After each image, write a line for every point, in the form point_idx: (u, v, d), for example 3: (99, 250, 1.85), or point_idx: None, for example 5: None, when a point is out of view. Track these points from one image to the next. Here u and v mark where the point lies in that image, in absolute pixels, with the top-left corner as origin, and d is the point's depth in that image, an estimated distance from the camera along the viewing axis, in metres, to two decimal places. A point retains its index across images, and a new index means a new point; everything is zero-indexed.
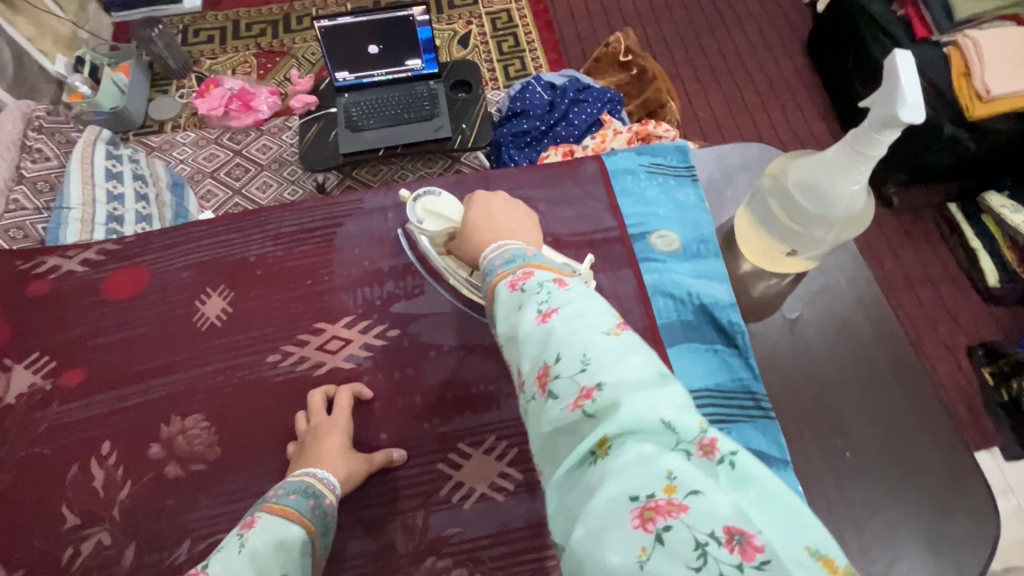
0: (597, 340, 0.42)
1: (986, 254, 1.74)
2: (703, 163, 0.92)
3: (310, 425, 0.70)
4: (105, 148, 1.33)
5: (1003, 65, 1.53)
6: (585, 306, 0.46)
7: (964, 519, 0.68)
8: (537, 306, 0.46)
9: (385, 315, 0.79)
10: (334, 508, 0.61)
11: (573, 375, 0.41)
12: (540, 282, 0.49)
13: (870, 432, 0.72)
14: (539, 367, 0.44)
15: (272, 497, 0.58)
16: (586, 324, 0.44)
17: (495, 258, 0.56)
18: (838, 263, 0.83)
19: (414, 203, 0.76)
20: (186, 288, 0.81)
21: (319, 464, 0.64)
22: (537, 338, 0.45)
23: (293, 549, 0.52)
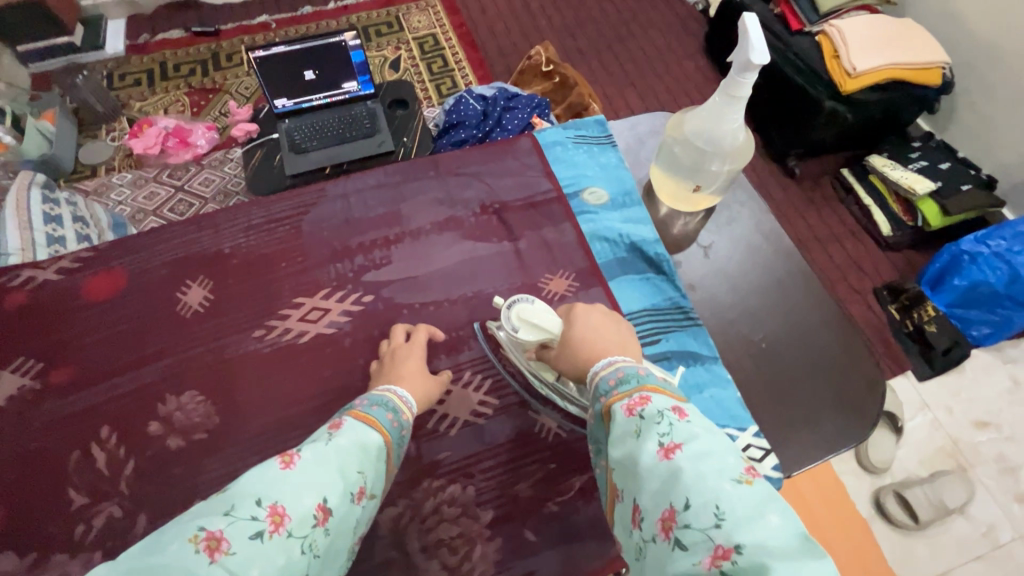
0: (728, 489, 0.46)
1: (877, 208, 2.00)
2: (620, 133, 1.07)
3: (391, 349, 0.80)
4: (41, 192, 1.40)
5: (863, 48, 1.82)
6: (708, 447, 0.50)
7: (857, 385, 0.84)
8: (660, 439, 0.51)
9: (358, 284, 0.88)
10: (409, 424, 0.69)
11: (706, 530, 0.44)
12: (659, 410, 0.54)
13: (779, 328, 0.87)
14: (666, 510, 0.48)
15: (358, 406, 0.66)
16: (716, 470, 0.47)
17: (607, 376, 0.61)
18: (739, 199, 0.99)
19: (508, 308, 0.75)
20: (165, 283, 0.87)
21: (399, 383, 0.73)
22: (662, 476, 0.49)
23: (371, 452, 0.61)
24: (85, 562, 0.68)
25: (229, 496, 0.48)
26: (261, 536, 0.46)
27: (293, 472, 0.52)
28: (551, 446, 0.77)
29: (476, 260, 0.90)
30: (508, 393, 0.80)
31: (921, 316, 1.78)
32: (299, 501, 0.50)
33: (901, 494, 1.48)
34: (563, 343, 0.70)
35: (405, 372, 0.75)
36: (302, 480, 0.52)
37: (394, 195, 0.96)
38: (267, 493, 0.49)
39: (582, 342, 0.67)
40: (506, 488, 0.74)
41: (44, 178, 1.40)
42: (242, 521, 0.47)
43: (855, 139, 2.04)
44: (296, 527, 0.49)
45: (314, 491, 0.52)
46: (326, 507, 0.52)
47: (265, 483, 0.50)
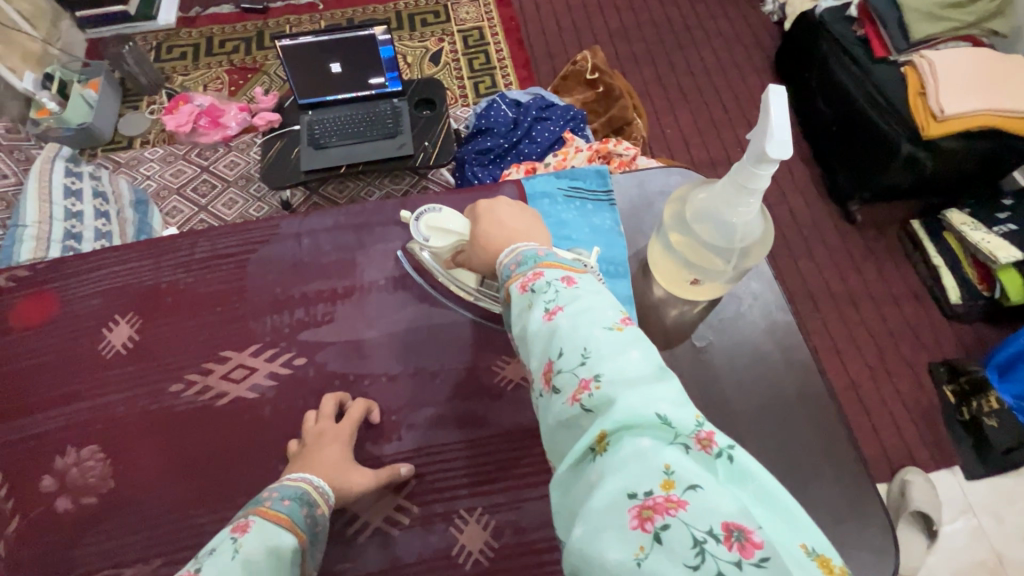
0: (599, 336, 0.44)
1: (949, 272, 1.73)
2: (624, 189, 0.92)
3: (316, 428, 0.70)
4: (65, 165, 1.35)
5: (957, 87, 1.54)
6: (589, 302, 0.47)
7: (862, 553, 0.67)
8: (544, 304, 0.48)
9: (292, 343, 0.78)
10: (325, 518, 0.61)
11: (574, 369, 0.42)
12: (548, 279, 0.50)
13: (772, 463, 0.71)
14: (545, 363, 0.45)
15: (266, 501, 0.56)
16: (591, 320, 0.45)
17: (508, 261, 0.56)
18: (751, 289, 0.83)
19: (415, 221, 0.73)
20: (93, 315, 0.80)
21: (310, 470, 0.64)
22: (544, 337, 0.46)
23: (288, 557, 0.52)
24: None
25: None
26: None
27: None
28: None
29: (429, 329, 0.79)
30: (433, 501, 0.69)
31: (984, 406, 1.53)
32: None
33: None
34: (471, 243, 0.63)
35: (324, 460, 0.66)
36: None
37: (353, 240, 0.86)
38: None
39: (492, 237, 0.61)
40: None
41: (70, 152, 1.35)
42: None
43: (931, 192, 1.76)
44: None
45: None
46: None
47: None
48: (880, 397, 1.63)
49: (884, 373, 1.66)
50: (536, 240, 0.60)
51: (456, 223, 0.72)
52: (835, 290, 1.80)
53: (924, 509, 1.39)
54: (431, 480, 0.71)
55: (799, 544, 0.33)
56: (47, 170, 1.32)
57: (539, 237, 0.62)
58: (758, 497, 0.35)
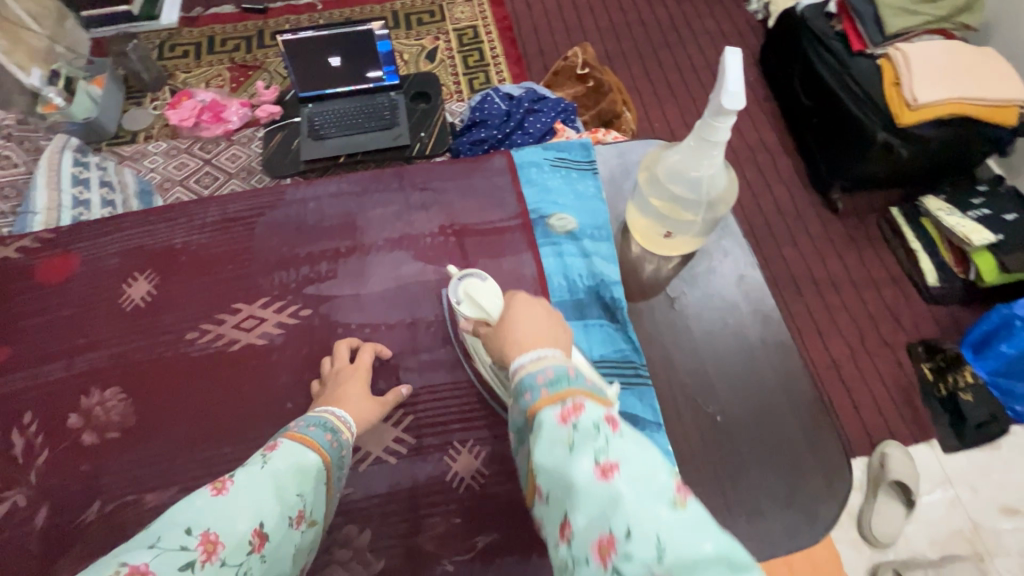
0: (669, 516, 0.38)
1: (927, 256, 1.81)
2: (606, 159, 0.99)
3: (333, 369, 0.77)
4: (73, 155, 1.39)
5: (929, 77, 1.63)
6: (644, 459, 0.42)
7: (819, 478, 0.74)
8: (597, 458, 0.41)
9: (298, 296, 0.85)
10: (348, 444, 0.66)
11: (646, 561, 0.36)
12: (594, 421, 0.44)
13: (738, 399, 0.78)
14: (598, 534, 0.39)
15: (294, 427, 0.63)
16: (656, 494, 0.39)
17: (533, 372, 0.49)
18: (723, 247, 0.90)
19: (457, 281, 0.74)
20: (113, 273, 0.87)
21: (337, 404, 0.70)
22: (600, 501, 0.40)
23: (310, 473, 0.57)
24: None
25: (159, 527, 0.46)
26: (192, 568, 0.44)
27: (224, 498, 0.50)
28: (460, 498, 0.72)
29: (424, 283, 0.86)
30: (430, 433, 0.76)
31: (959, 381, 1.61)
32: (233, 527, 0.48)
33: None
34: (496, 330, 0.60)
35: (344, 394, 0.72)
36: (237, 505, 0.49)
37: (354, 205, 0.92)
38: (197, 522, 0.47)
39: (513, 336, 0.56)
40: (403, 537, 0.70)
41: (78, 143, 1.38)
42: (170, 552, 0.44)
43: (906, 178, 1.84)
44: (230, 555, 0.47)
45: (248, 515, 0.49)
46: (262, 532, 0.50)
47: (194, 510, 0.48)
48: (858, 373, 1.70)
49: (862, 351, 1.73)
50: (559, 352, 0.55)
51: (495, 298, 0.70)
52: (816, 272, 1.87)
53: (902, 480, 1.45)
54: (426, 415, 0.77)
55: None
56: (55, 160, 1.37)
57: (558, 340, 0.56)
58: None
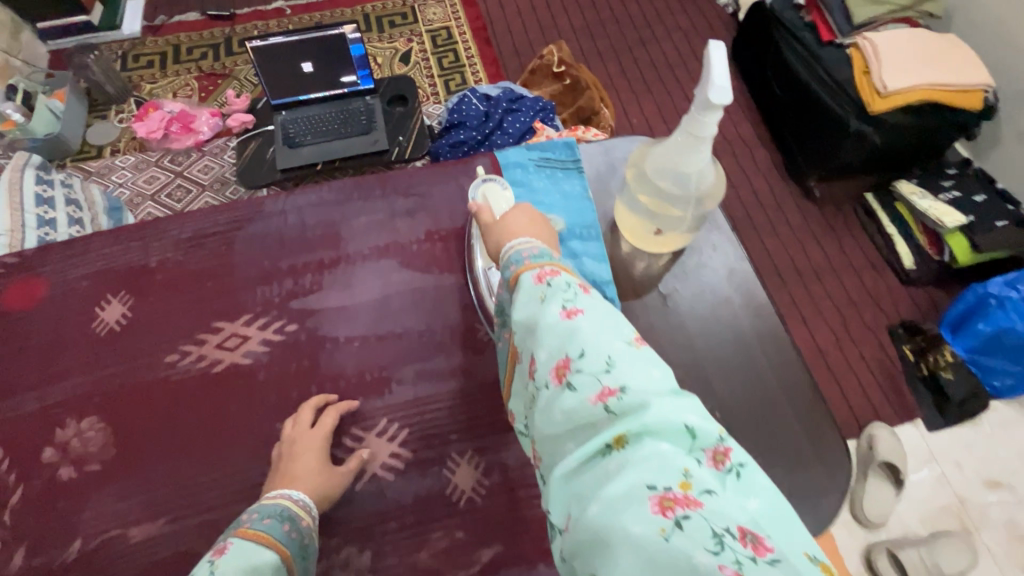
0: (623, 345, 0.44)
1: (902, 239, 1.84)
2: (591, 157, 0.98)
3: (292, 433, 0.71)
4: (36, 173, 1.32)
5: (898, 65, 1.66)
6: (605, 309, 0.48)
7: (820, 466, 0.74)
8: (563, 301, 0.47)
9: (283, 312, 0.82)
10: (310, 532, 0.62)
11: (596, 373, 0.42)
12: (566, 279, 0.50)
13: (736, 393, 0.78)
14: (557, 359, 0.45)
15: (245, 523, 0.58)
16: (612, 331, 0.46)
17: (521, 249, 0.56)
18: (712, 240, 0.90)
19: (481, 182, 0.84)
20: (84, 295, 0.83)
21: (291, 484, 0.66)
22: (560, 331, 0.46)
23: (270, 568, 0.52)
24: None
25: None
26: None
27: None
28: (460, 511, 0.70)
29: (413, 292, 0.84)
30: (426, 446, 0.73)
31: (938, 360, 1.65)
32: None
33: (896, 555, 1.37)
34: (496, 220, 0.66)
35: (301, 470, 0.68)
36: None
37: (336, 214, 0.90)
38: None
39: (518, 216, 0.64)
40: (405, 555, 0.67)
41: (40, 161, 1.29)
42: None
43: (883, 168, 1.86)
44: None
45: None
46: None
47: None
48: (844, 358, 1.72)
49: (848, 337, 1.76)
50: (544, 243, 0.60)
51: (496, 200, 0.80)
52: (798, 260, 1.90)
53: (890, 459, 1.48)
54: (421, 428, 0.75)
55: (805, 552, 0.35)
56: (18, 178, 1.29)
57: (543, 235, 0.62)
58: (770, 513, 0.37)
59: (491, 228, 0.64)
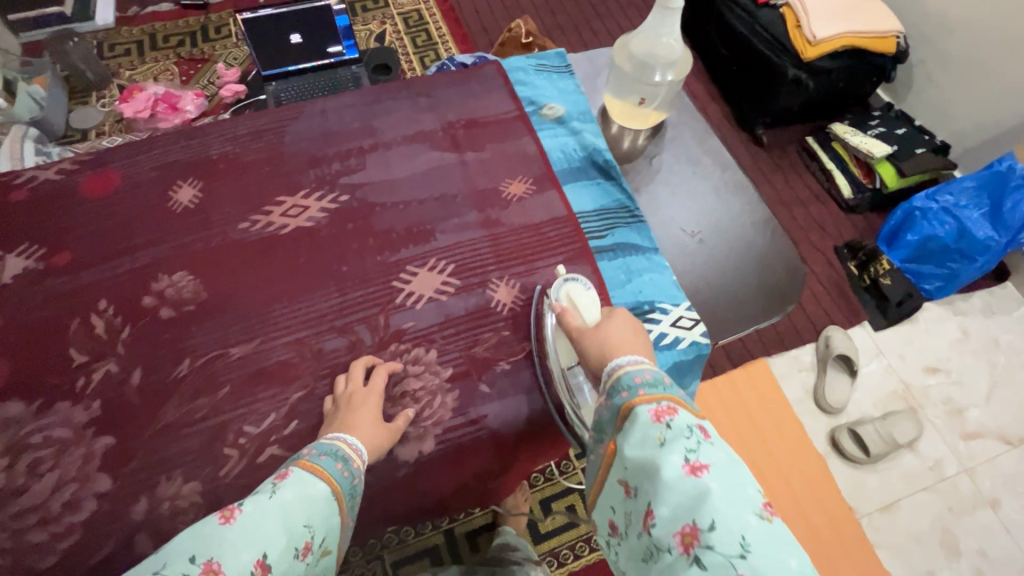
0: (754, 523, 0.48)
1: (839, 173, 2.04)
2: (578, 64, 1.17)
3: (347, 389, 0.76)
4: (35, 145, 1.63)
5: (822, 17, 1.89)
6: (730, 470, 0.52)
7: (780, 273, 0.96)
8: (687, 455, 0.52)
9: (335, 186, 0.96)
10: (360, 472, 0.66)
11: (730, 556, 0.46)
12: (687, 425, 0.55)
13: (715, 227, 0.98)
14: (685, 525, 0.50)
15: (305, 455, 0.64)
16: (742, 503, 0.49)
17: (632, 374, 0.61)
18: (685, 117, 1.09)
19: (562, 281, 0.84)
20: (158, 183, 0.95)
21: (348, 431, 0.69)
22: (686, 491, 0.51)
23: (319, 502, 0.58)
24: (85, 408, 0.76)
25: (163, 554, 0.50)
26: None
27: (233, 526, 0.52)
28: (505, 317, 0.86)
29: (444, 166, 1.00)
30: (470, 274, 0.89)
31: (879, 269, 1.79)
32: (236, 557, 0.50)
33: (856, 431, 1.53)
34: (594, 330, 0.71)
35: (357, 421, 0.71)
36: (243, 537, 0.51)
37: (369, 111, 1.05)
38: (202, 552, 0.50)
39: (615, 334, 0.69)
40: (464, 351, 0.83)
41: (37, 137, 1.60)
42: None
43: (814, 108, 2.11)
44: None
45: (254, 546, 0.51)
46: (265, 563, 0.51)
47: (199, 538, 0.51)
48: None
49: (811, 248, 1.91)
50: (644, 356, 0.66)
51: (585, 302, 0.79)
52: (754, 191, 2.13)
53: (845, 353, 1.64)
54: (465, 262, 0.90)
55: None
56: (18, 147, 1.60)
57: (645, 349, 0.68)
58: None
59: (592, 334, 0.70)
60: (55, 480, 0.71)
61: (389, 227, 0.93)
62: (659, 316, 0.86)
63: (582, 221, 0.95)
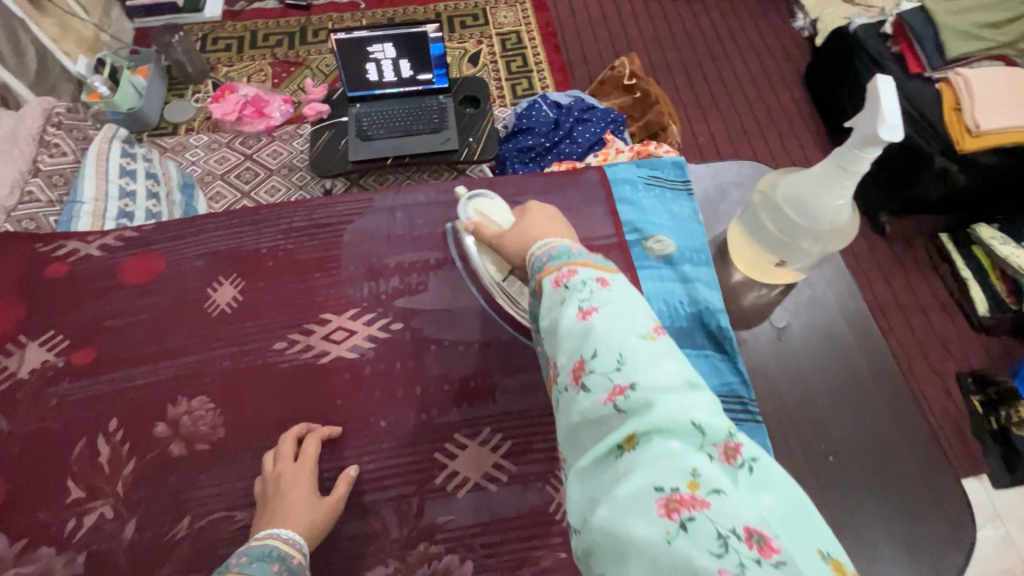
0: (636, 342, 0.44)
1: (976, 283, 1.58)
2: (700, 180, 0.96)
3: (274, 469, 0.69)
4: (121, 145, 1.27)
5: (996, 100, 1.42)
6: (623, 305, 0.48)
7: (941, 524, 0.71)
8: (579, 303, 0.48)
9: (389, 309, 0.82)
10: (303, 565, 0.60)
11: (608, 373, 0.43)
12: (583, 278, 0.51)
13: (853, 442, 0.76)
14: (574, 361, 0.46)
15: (233, 566, 0.57)
16: (625, 326, 0.46)
17: (542, 255, 0.56)
18: (825, 276, 0.87)
19: (466, 202, 0.83)
20: (199, 276, 0.84)
21: (282, 524, 0.63)
22: (576, 333, 0.47)
23: None
24: (68, 560, 0.66)
25: None
26: None
27: None
28: (562, 530, 0.69)
29: None
30: (528, 460, 0.73)
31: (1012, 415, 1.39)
32: None
33: None
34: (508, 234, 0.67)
35: (290, 509, 0.65)
36: None
37: (444, 215, 0.90)
38: None
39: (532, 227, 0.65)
40: (507, 570, 0.67)
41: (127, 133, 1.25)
42: None
43: (966, 206, 1.63)
44: None
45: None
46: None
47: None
48: None
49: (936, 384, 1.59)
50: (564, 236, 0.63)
51: (496, 216, 0.80)
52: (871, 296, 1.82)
53: None
54: (525, 441, 0.74)
55: (814, 549, 0.35)
56: (104, 150, 1.25)
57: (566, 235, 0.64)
58: (783, 510, 0.37)
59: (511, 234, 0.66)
60: None
61: (442, 376, 0.78)
62: None
63: None
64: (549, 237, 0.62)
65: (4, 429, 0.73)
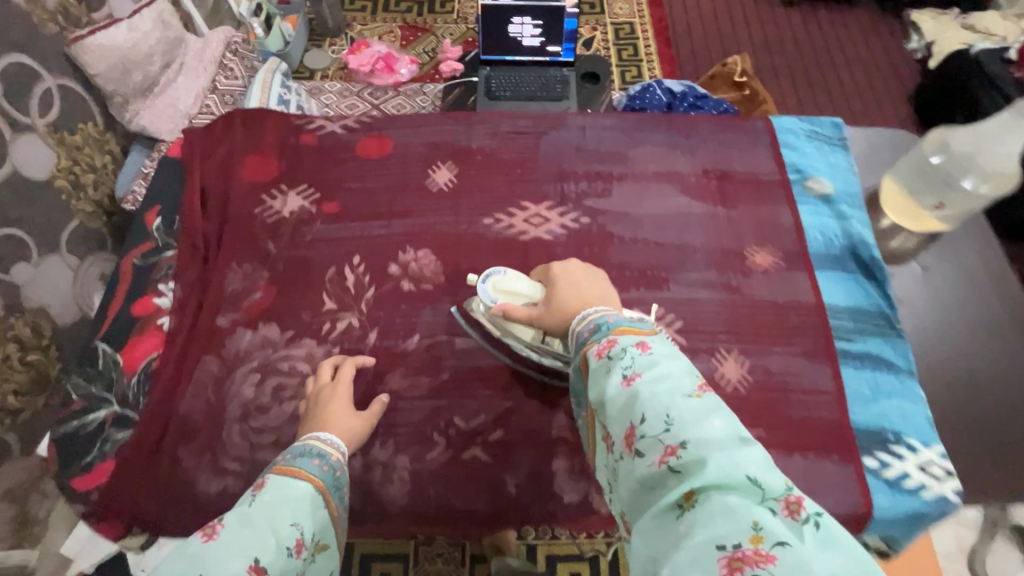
0: (682, 402, 0.45)
1: None
2: (855, 141, 1.06)
3: (315, 389, 0.75)
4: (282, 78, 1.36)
5: None
6: (665, 369, 0.48)
7: None
8: (622, 370, 0.49)
9: (578, 206, 0.96)
10: (342, 464, 0.64)
11: (658, 435, 0.44)
12: (623, 346, 0.51)
13: (993, 370, 0.84)
14: (625, 429, 0.47)
15: (281, 460, 0.60)
16: (670, 387, 0.46)
17: (581, 329, 0.58)
18: (971, 232, 0.95)
19: (483, 283, 0.80)
20: (421, 159, 1.01)
21: (325, 427, 0.69)
22: (620, 398, 0.48)
23: (302, 500, 0.55)
24: (326, 351, 0.83)
25: None
26: None
27: (213, 543, 0.47)
28: (726, 395, 0.80)
29: (689, 215, 0.95)
30: (697, 337, 0.84)
31: None
32: (223, 567, 0.45)
33: None
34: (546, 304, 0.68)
35: (333, 412, 0.71)
36: (223, 549, 0.47)
37: (626, 138, 1.04)
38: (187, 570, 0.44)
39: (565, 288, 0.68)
40: None
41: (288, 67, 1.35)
42: None
43: None
44: None
45: (242, 553, 0.47)
46: (260, 567, 0.47)
47: (185, 560, 0.46)
48: None
49: None
50: (598, 295, 0.65)
51: (521, 285, 0.78)
52: None
53: None
54: (694, 322, 0.86)
55: None
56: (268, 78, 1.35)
57: (599, 289, 0.67)
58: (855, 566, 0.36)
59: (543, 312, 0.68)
60: (292, 409, 0.78)
61: (623, 265, 0.91)
62: (904, 452, 0.76)
63: (831, 317, 0.86)
64: (592, 302, 0.64)
65: (271, 249, 0.91)
